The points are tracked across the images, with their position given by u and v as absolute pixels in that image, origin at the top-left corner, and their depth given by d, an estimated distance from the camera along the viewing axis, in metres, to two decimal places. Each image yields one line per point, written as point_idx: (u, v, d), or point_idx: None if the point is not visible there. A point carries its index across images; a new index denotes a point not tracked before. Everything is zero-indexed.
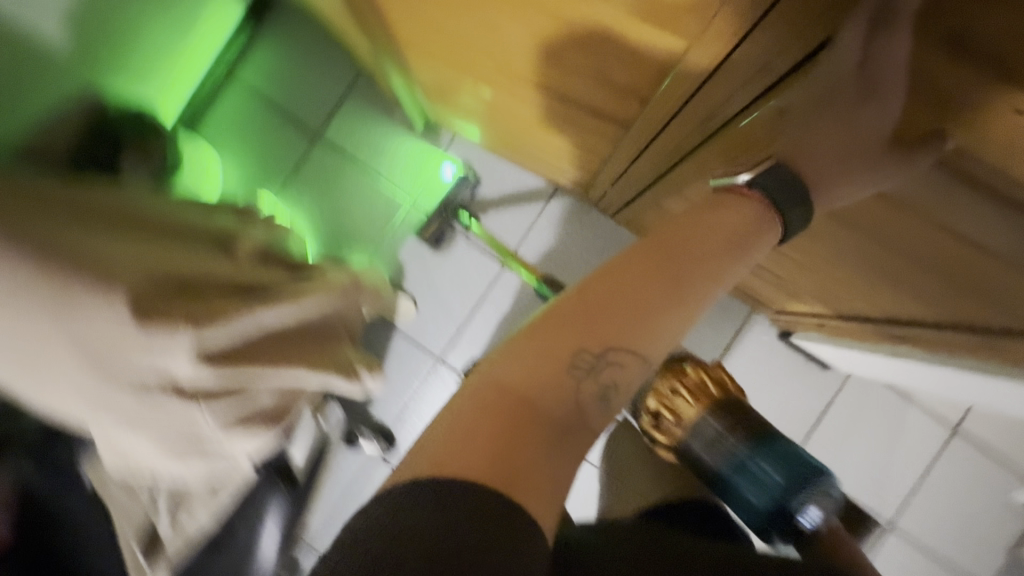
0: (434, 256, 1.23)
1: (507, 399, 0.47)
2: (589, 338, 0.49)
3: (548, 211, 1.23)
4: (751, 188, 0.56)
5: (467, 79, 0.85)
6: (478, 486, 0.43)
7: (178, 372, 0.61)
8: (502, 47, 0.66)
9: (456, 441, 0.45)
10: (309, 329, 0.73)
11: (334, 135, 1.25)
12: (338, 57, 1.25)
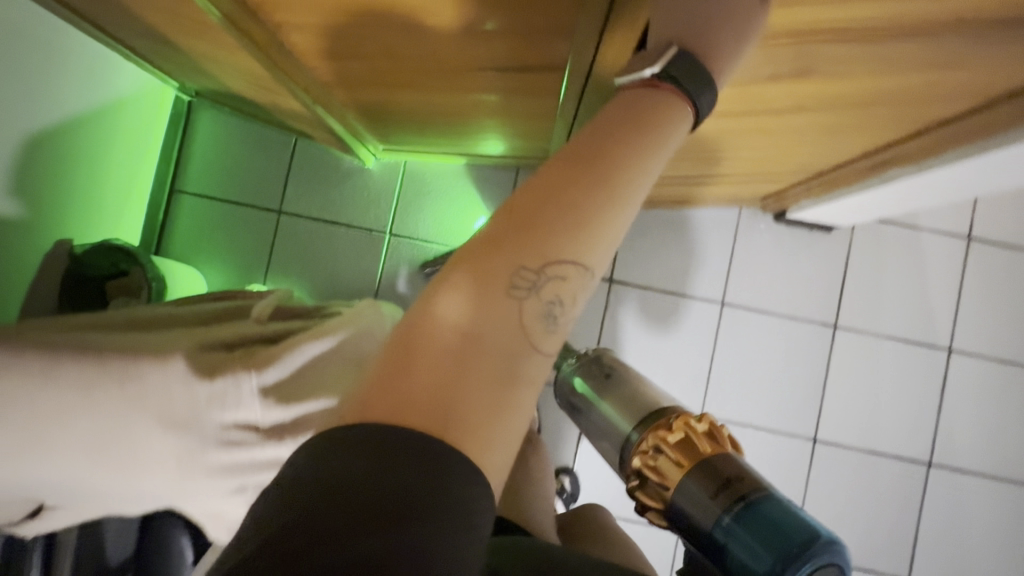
0: None
1: (443, 337, 0.40)
2: (519, 256, 0.43)
3: (517, 188, 1.26)
4: (657, 79, 0.48)
5: (393, 98, 0.88)
6: (405, 428, 0.37)
7: (253, 417, 0.59)
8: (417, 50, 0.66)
9: (394, 388, 0.39)
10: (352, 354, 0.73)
11: (294, 204, 1.28)
12: (268, 131, 1.29)
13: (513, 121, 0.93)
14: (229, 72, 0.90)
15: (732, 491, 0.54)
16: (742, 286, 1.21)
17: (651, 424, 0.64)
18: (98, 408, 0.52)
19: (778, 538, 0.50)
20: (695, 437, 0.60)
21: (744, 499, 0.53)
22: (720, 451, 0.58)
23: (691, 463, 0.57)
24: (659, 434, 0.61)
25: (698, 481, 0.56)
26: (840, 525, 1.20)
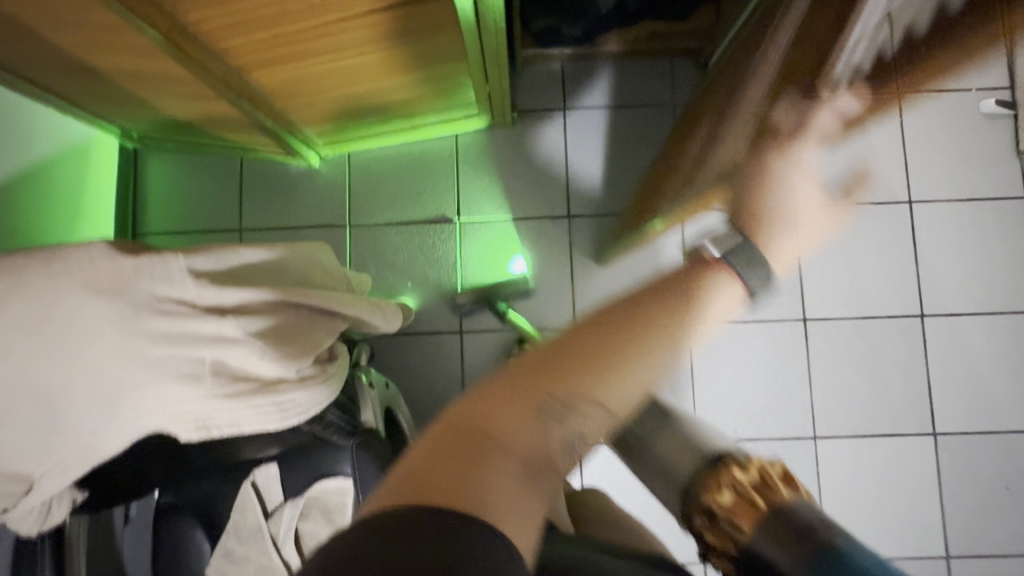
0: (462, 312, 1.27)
1: (478, 437, 0.42)
2: (551, 383, 0.45)
3: (461, 152, 1.29)
4: (716, 259, 0.56)
5: (309, 70, 0.91)
6: (437, 509, 0.37)
7: (187, 296, 0.50)
8: None
9: (427, 471, 0.39)
10: (317, 279, 0.66)
11: (251, 221, 1.31)
12: (214, 159, 1.32)
13: (429, 64, 0.97)
14: (153, 86, 0.94)
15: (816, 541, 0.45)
16: None
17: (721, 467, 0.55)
18: (29, 291, 0.47)
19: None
20: (758, 480, 0.52)
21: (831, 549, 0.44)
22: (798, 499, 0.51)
23: (766, 510, 0.49)
24: (731, 477, 0.53)
25: (782, 531, 0.47)
26: (850, 395, 1.20)
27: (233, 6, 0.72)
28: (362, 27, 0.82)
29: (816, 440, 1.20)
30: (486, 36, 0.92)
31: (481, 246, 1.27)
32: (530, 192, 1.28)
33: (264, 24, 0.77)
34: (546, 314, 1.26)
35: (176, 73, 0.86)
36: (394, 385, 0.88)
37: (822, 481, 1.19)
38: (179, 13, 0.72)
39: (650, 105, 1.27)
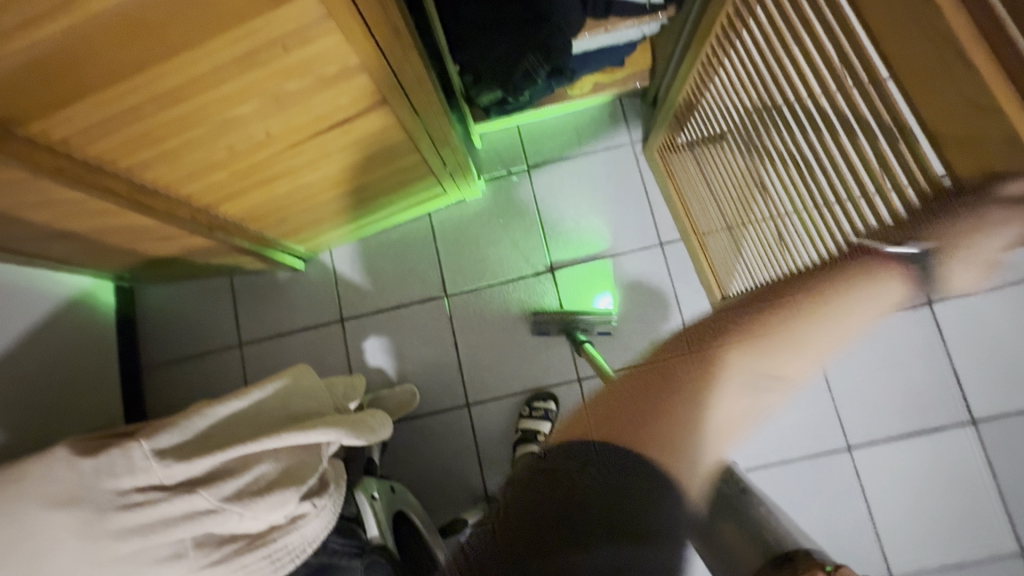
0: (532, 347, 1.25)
1: (651, 379, 0.45)
2: (756, 371, 0.43)
3: (438, 228, 1.32)
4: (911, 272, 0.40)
5: (273, 192, 0.96)
6: (612, 451, 0.45)
7: (157, 477, 0.55)
8: (239, 127, 0.74)
9: (623, 422, 0.45)
10: (296, 409, 0.67)
11: (250, 333, 1.34)
12: (208, 282, 1.38)
13: (382, 163, 1.01)
14: (132, 236, 0.99)
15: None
16: (674, 220, 1.25)
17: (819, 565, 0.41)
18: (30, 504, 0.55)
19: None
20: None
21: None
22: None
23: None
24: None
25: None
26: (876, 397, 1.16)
27: (188, 158, 0.77)
28: (311, 147, 0.86)
29: (852, 451, 1.15)
30: (431, 125, 0.96)
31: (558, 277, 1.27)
32: (511, 253, 1.29)
33: (220, 165, 0.82)
34: (550, 371, 1.24)
35: (151, 222, 0.91)
36: (403, 486, 0.87)
37: (867, 492, 1.13)
38: (141, 176, 0.78)
39: (610, 148, 1.30)
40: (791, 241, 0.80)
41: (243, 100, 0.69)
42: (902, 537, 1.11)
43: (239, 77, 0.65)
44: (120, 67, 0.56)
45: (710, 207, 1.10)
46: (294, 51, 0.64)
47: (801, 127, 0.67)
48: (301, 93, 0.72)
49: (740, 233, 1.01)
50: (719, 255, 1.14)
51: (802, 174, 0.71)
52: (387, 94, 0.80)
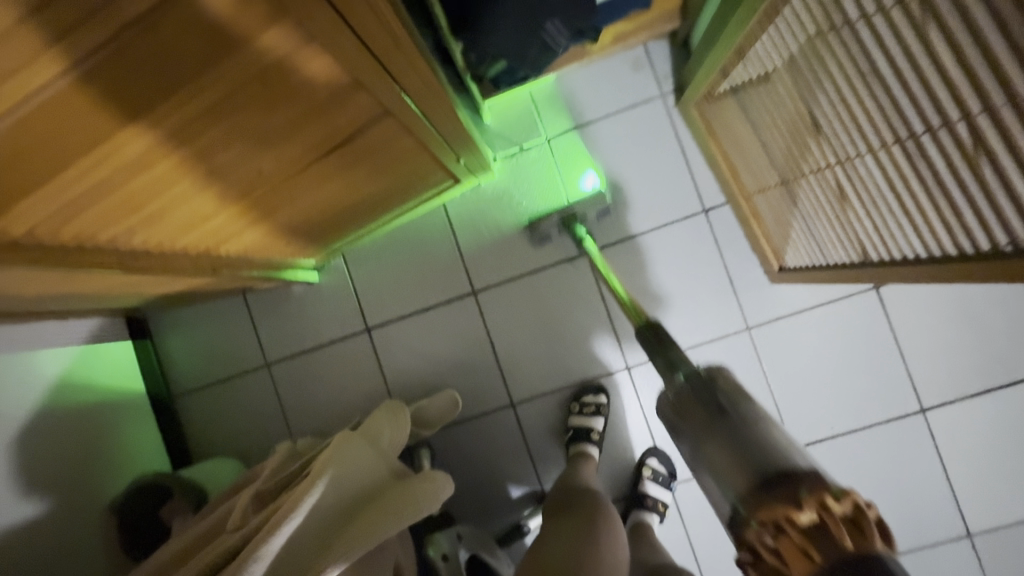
0: (535, 254, 1.19)
1: None
2: None
3: (456, 220, 1.21)
4: None
5: (275, 221, 0.86)
6: None
7: None
8: (224, 172, 0.63)
9: None
10: (348, 501, 0.64)
11: (274, 354, 1.28)
12: (220, 302, 1.29)
13: (389, 171, 0.88)
14: (131, 290, 0.90)
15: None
16: (717, 183, 1.13)
17: (809, 484, 0.45)
18: None
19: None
20: (859, 524, 0.44)
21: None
22: (883, 557, 0.42)
23: (844, 553, 0.41)
24: (818, 499, 0.44)
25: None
26: (951, 354, 1.07)
27: (175, 213, 0.68)
28: (311, 174, 0.75)
29: (925, 413, 1.08)
30: (439, 125, 0.83)
31: (547, 166, 1.17)
32: (538, 239, 1.19)
33: (211, 212, 0.72)
34: (595, 360, 1.18)
35: (146, 278, 0.81)
36: (466, 525, 0.83)
37: (942, 453, 1.08)
38: (126, 242, 0.68)
39: (637, 106, 1.15)
40: (872, 202, 0.72)
41: (224, 146, 0.58)
42: (978, 494, 1.07)
43: (214, 127, 0.54)
44: (72, 147, 0.46)
45: (761, 167, 0.98)
46: (274, 88, 0.53)
47: (866, 74, 0.59)
48: (290, 127, 0.61)
49: (795, 196, 0.92)
50: (773, 219, 1.03)
51: (867, 132, 0.64)
52: (388, 104, 0.67)
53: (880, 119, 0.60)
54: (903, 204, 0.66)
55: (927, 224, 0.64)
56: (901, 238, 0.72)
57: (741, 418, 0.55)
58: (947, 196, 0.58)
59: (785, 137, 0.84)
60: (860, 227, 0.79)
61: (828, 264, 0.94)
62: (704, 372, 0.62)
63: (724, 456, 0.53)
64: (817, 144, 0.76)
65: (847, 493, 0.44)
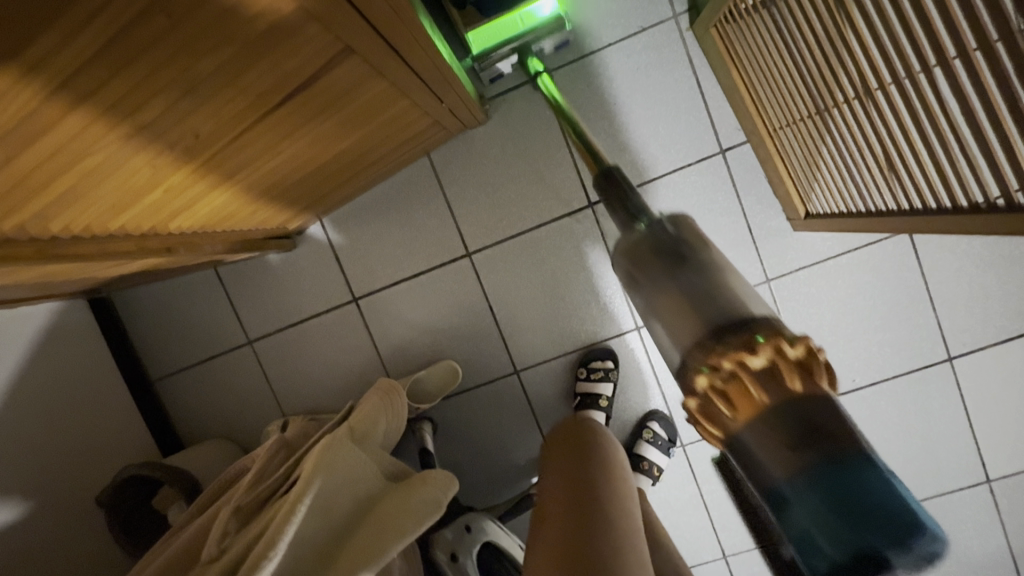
0: (491, 103, 1.05)
1: None
2: None
3: (444, 175, 1.08)
4: None
5: (232, 190, 0.74)
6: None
7: None
8: (152, 134, 0.51)
9: None
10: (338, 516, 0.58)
11: (255, 330, 1.18)
12: (190, 277, 1.18)
13: (362, 126, 0.76)
14: (71, 277, 0.78)
15: (816, 449, 0.38)
16: (737, 119, 1.00)
17: (734, 340, 0.43)
18: None
19: (858, 522, 0.36)
20: (801, 364, 0.41)
21: (833, 461, 0.38)
22: (814, 392, 0.41)
23: (772, 404, 0.40)
24: (738, 357, 0.41)
25: (773, 433, 0.40)
26: (984, 299, 1.00)
27: (100, 191, 0.56)
28: (266, 133, 0.63)
29: (953, 361, 1.02)
30: (417, 66, 0.69)
31: None
32: (535, 192, 1.07)
33: (146, 187, 0.60)
34: (603, 322, 1.09)
35: (89, 266, 0.70)
36: (477, 514, 0.77)
37: (968, 401, 1.03)
38: (44, 229, 0.57)
39: (645, 31, 1.01)
40: (883, 130, 0.69)
41: (144, 101, 0.46)
42: (1001, 441, 1.04)
43: (117, 75, 0.42)
44: None
45: (789, 98, 0.85)
46: (190, 17, 0.41)
47: None
48: (224, 73, 0.49)
49: (817, 133, 0.83)
50: (801, 157, 0.91)
51: (890, 43, 0.61)
52: (354, 41, 0.54)
53: (912, 27, 0.57)
54: (946, 143, 0.62)
55: (943, 147, 0.62)
56: (912, 170, 0.70)
57: (701, 266, 0.52)
58: (971, 107, 0.56)
59: (792, 65, 0.79)
60: (870, 161, 0.76)
61: (862, 210, 0.84)
62: (665, 217, 0.57)
63: (678, 305, 0.50)
64: (826, 67, 0.72)
65: (768, 340, 0.41)
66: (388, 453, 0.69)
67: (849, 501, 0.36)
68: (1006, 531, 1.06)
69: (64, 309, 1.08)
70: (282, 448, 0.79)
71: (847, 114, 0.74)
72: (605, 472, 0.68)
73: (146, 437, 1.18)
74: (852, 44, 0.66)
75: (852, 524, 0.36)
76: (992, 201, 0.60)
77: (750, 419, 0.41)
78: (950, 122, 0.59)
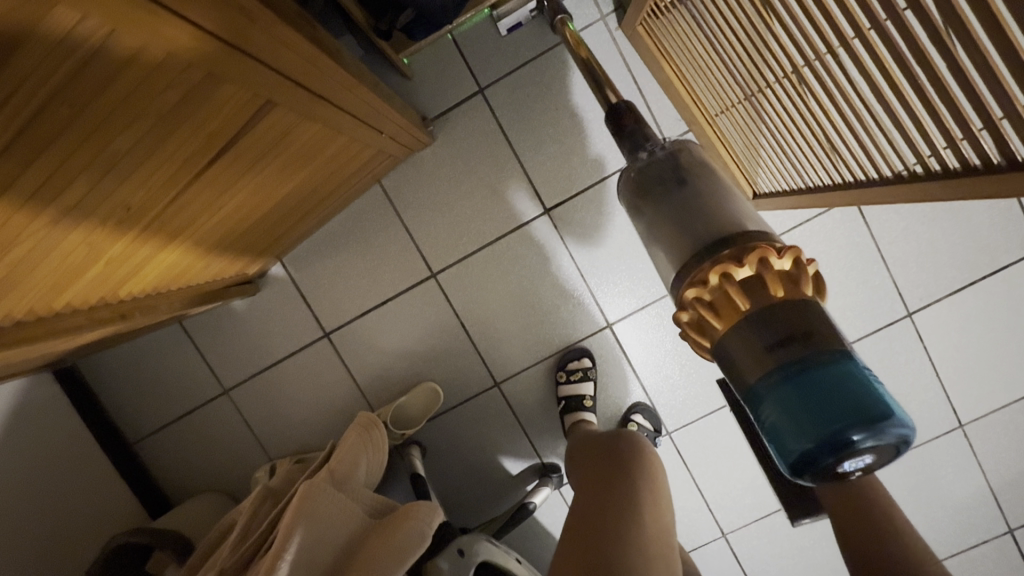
0: (438, 123, 1.06)
1: None
2: None
3: (399, 199, 1.08)
4: None
5: (176, 251, 0.73)
6: None
7: None
8: (80, 211, 0.50)
9: None
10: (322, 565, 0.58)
11: (229, 380, 1.16)
12: (157, 335, 1.16)
13: (302, 169, 0.75)
14: (25, 358, 0.76)
15: (787, 350, 0.47)
16: (677, 111, 1.02)
17: (760, 245, 0.52)
18: None
19: (832, 415, 0.43)
20: None
21: (800, 361, 0.46)
22: None
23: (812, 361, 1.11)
24: (766, 256, 0.51)
25: (751, 332, 0.49)
26: (934, 255, 1.04)
27: (36, 274, 0.55)
28: (203, 191, 0.62)
29: (912, 317, 1.06)
30: (346, 102, 0.70)
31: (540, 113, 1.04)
32: (491, 206, 1.08)
33: (85, 262, 0.59)
34: (575, 323, 1.11)
35: (42, 346, 0.68)
36: (470, 536, 0.77)
37: (932, 353, 1.07)
38: None
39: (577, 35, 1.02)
40: (810, 109, 0.72)
41: (66, 181, 0.46)
42: (967, 387, 1.07)
43: (31, 165, 0.42)
44: None
45: (720, 87, 0.88)
46: (97, 100, 0.41)
47: None
48: (144, 146, 0.48)
49: (751, 116, 0.85)
50: (741, 141, 0.94)
51: (801, 25, 0.63)
52: (275, 91, 0.55)
53: (821, 12, 0.59)
54: (868, 116, 0.64)
55: (866, 120, 0.65)
56: (842, 144, 0.72)
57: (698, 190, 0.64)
58: (883, 80, 0.58)
59: (717, 55, 0.82)
60: (804, 139, 0.78)
61: (803, 185, 0.87)
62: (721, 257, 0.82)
63: (670, 226, 0.62)
64: (749, 53, 0.75)
65: (790, 248, 0.51)
66: (368, 489, 0.69)
67: (818, 387, 0.45)
68: (985, 471, 1.10)
69: (30, 385, 1.05)
70: (266, 496, 0.78)
71: (774, 97, 0.77)
72: (629, 486, 0.66)
73: (130, 501, 1.16)
74: (772, 32, 0.68)
75: (822, 417, 0.43)
76: (911, 169, 0.64)
77: (744, 317, 0.49)
78: (867, 97, 0.62)
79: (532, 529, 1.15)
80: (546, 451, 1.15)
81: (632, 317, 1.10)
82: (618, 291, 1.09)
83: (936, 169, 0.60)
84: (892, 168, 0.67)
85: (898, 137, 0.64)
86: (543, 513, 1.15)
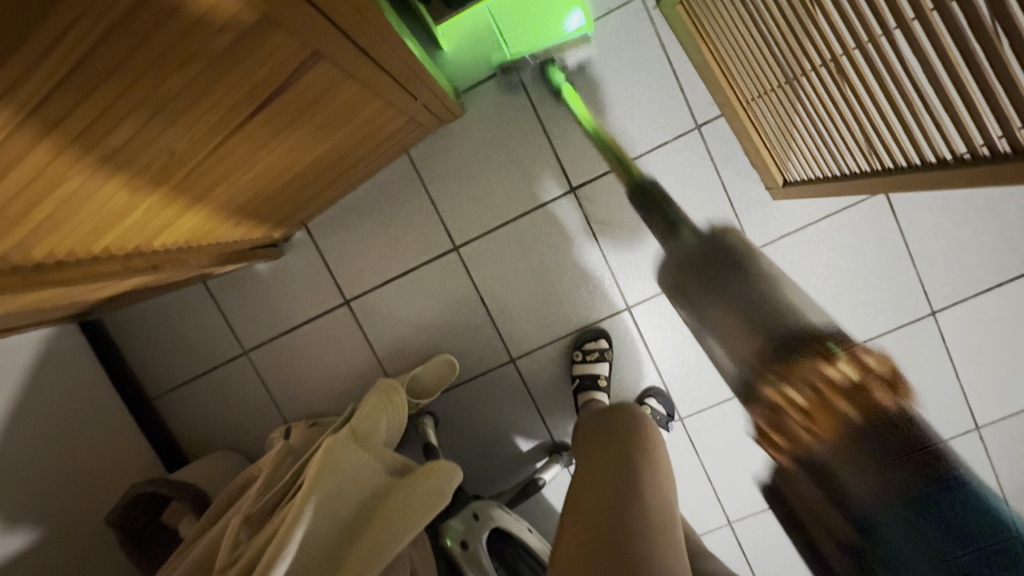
0: (468, 98, 1.06)
1: None
2: None
3: (425, 170, 1.08)
4: None
5: (210, 206, 0.74)
6: None
7: None
8: (127, 155, 0.51)
9: None
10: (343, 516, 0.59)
11: (249, 342, 1.18)
12: (180, 294, 1.18)
13: (335, 131, 0.76)
14: (56, 304, 0.78)
15: (908, 459, 0.75)
16: (710, 95, 1.01)
17: None
18: None
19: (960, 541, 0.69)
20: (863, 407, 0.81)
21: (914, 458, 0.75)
22: (889, 418, 0.80)
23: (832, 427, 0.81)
24: None
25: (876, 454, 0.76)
26: (963, 254, 1.02)
27: (77, 218, 0.56)
28: (243, 145, 0.63)
29: (936, 315, 1.05)
30: (385, 63, 0.70)
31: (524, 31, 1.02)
32: (515, 183, 1.08)
33: (125, 209, 0.60)
34: (594, 303, 1.11)
35: (81, 289, 0.70)
36: (485, 501, 0.78)
37: (953, 353, 1.06)
38: (25, 257, 0.57)
39: (614, 12, 1.01)
40: (850, 94, 0.70)
41: (116, 122, 0.47)
42: (987, 389, 1.06)
43: (85, 99, 0.43)
44: None
45: (759, 70, 0.86)
46: (153, 38, 0.42)
47: None
48: (193, 90, 0.49)
49: (787, 100, 0.84)
50: (775, 127, 0.93)
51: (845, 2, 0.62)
52: (320, 43, 0.55)
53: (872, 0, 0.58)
54: (911, 102, 0.63)
55: (910, 105, 0.63)
56: (881, 131, 0.71)
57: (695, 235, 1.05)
58: (931, 64, 0.56)
59: (755, 34, 0.80)
60: (841, 125, 0.77)
61: (837, 174, 0.85)
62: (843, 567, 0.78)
63: None
64: (789, 35, 0.74)
65: None
66: (389, 452, 0.70)
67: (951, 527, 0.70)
68: (998, 474, 1.09)
69: (57, 335, 1.08)
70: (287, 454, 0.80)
71: (813, 81, 0.75)
72: (650, 457, 0.67)
73: (149, 454, 1.18)
74: (817, 13, 0.66)
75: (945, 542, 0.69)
76: (959, 156, 0.62)
77: (841, 441, 0.79)
78: (913, 81, 0.60)
79: (540, 504, 1.17)
80: (557, 429, 1.15)
81: (650, 300, 1.10)
82: (639, 275, 1.09)
83: (987, 156, 0.58)
84: (931, 155, 0.66)
85: (942, 124, 0.62)
86: (552, 489, 1.17)
